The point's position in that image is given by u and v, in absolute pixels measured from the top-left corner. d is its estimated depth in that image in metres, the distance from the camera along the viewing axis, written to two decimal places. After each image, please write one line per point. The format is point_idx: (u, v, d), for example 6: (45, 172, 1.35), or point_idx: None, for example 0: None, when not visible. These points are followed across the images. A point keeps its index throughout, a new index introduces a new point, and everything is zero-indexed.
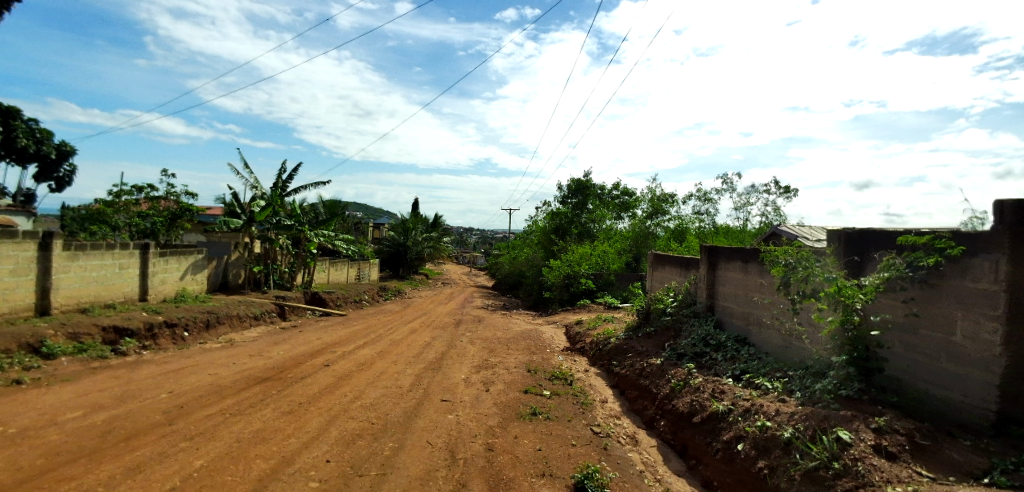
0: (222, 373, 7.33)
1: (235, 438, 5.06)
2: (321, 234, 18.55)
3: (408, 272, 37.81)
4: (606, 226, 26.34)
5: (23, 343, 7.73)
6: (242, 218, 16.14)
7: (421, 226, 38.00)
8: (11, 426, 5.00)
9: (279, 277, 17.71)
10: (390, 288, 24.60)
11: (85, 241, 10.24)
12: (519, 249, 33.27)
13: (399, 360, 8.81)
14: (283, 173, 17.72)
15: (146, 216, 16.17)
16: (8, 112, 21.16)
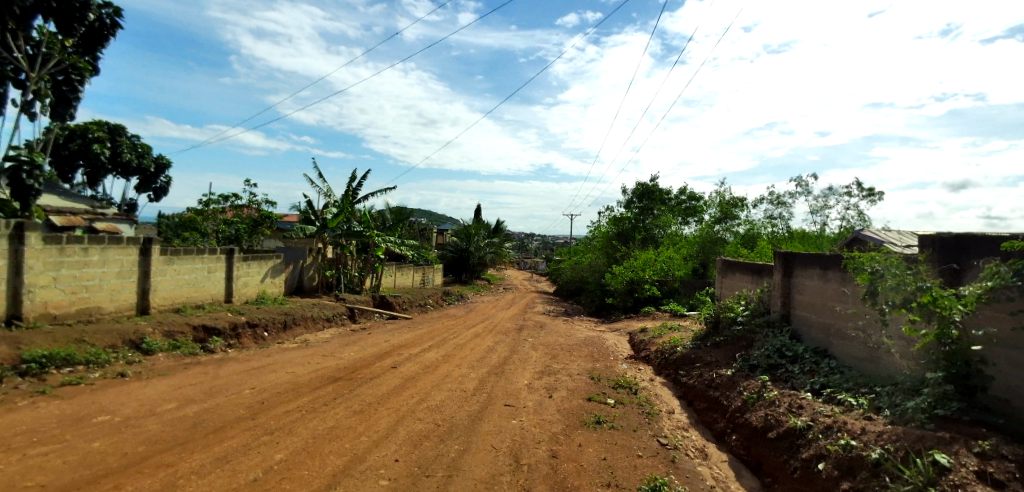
0: (298, 372, 7.70)
1: (310, 434, 5.27)
2: (389, 240, 19.20)
3: (470, 278, 38.50)
4: (670, 231, 25.72)
5: (127, 340, 8.48)
6: (316, 225, 17.01)
7: (483, 232, 38.56)
8: (117, 415, 5.48)
9: (349, 281, 18.47)
10: (453, 293, 25.08)
11: (179, 247, 11.12)
12: (580, 255, 33.03)
13: (463, 364, 8.91)
14: (353, 181, 18.45)
15: (231, 223, 17.39)
16: (115, 130, 23.61)
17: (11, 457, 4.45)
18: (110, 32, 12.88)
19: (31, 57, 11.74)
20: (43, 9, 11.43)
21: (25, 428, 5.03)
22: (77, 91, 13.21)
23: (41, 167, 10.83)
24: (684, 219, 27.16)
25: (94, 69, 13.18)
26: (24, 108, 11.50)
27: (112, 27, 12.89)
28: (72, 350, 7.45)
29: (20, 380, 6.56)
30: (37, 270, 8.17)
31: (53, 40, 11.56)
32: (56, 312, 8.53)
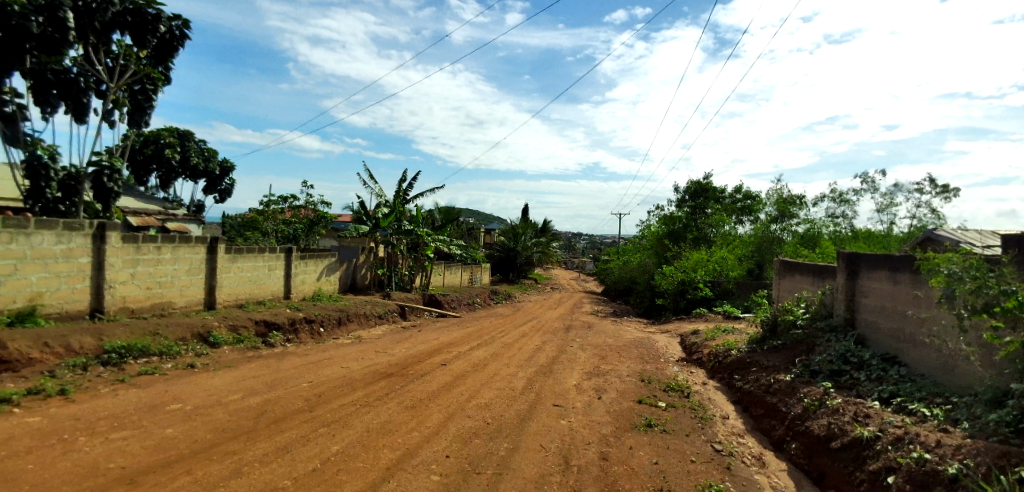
0: (353, 367, 7.93)
1: (364, 427, 5.41)
2: (438, 239, 19.54)
3: (517, 277, 38.71)
4: (724, 231, 24.71)
5: (195, 333, 8.99)
6: (369, 225, 17.50)
7: (531, 232, 38.72)
8: (188, 404, 5.81)
9: (399, 279, 18.89)
10: (501, 292, 25.26)
11: (242, 245, 11.69)
12: (629, 255, 32.55)
13: (511, 362, 8.93)
14: (403, 182, 18.86)
15: (289, 223, 18.16)
16: (185, 135, 25.12)
17: (97, 439, 4.81)
18: (179, 42, 13.50)
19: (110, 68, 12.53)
20: (118, 23, 12.12)
21: (108, 413, 5.42)
22: (152, 100, 14.00)
23: (120, 171, 11.62)
24: (738, 218, 26.19)
25: (166, 78, 13.89)
26: (106, 116, 12.32)
27: (181, 38, 13.41)
28: (148, 341, 7.97)
29: (103, 368, 7.08)
30: (118, 267, 8.78)
31: (129, 52, 12.37)
32: (134, 306, 9.14)
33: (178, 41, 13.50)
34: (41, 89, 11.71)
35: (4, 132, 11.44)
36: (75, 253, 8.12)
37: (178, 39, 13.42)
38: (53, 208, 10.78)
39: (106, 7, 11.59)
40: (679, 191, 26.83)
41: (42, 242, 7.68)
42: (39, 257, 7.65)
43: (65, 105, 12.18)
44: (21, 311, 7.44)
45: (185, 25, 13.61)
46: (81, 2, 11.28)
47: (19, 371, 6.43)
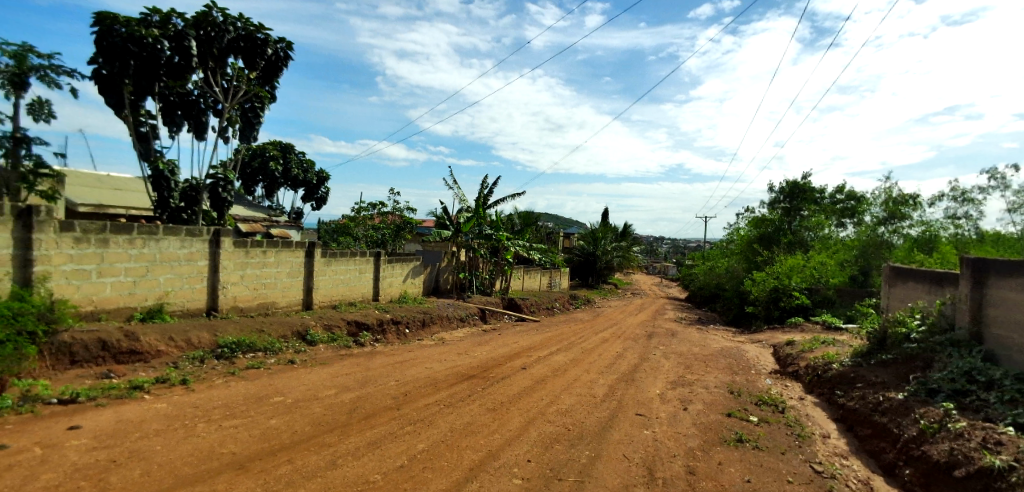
0: (437, 368, 8.17)
1: (448, 427, 5.54)
2: (518, 243, 19.79)
3: (597, 282, 38.25)
4: (824, 235, 22.92)
5: (295, 331, 9.68)
6: (451, 229, 18.04)
7: (610, 235, 38.19)
8: (289, 397, 6.25)
9: (480, 283, 19.27)
10: (580, 297, 25.06)
11: (337, 249, 12.47)
12: (715, 259, 31.16)
13: (591, 369, 8.81)
14: (484, 187, 19.27)
15: (378, 228, 19.15)
16: (286, 148, 27.17)
17: (213, 426, 5.30)
18: (283, 62, 14.53)
19: (226, 90, 13.85)
20: (233, 48, 13.32)
21: (221, 402, 5.97)
22: (260, 116, 15.32)
23: (231, 181, 12.80)
24: (839, 220, 24.23)
25: (272, 96, 15.07)
26: (221, 133, 13.62)
27: (286, 59, 14.38)
28: (254, 338, 8.68)
29: (216, 361, 7.80)
30: (230, 269, 9.67)
31: (241, 74, 13.55)
32: (243, 305, 10.03)
33: (283, 65, 14.58)
34: (168, 110, 13.32)
35: (139, 149, 13.01)
36: (195, 256, 9.06)
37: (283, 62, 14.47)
38: (177, 216, 12.02)
39: (222, 35, 12.79)
40: (772, 192, 25.41)
41: (169, 246, 8.61)
42: (167, 259, 8.59)
43: (188, 124, 13.67)
44: (151, 308, 8.39)
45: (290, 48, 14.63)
46: (202, 32, 12.54)
47: (149, 362, 7.25)
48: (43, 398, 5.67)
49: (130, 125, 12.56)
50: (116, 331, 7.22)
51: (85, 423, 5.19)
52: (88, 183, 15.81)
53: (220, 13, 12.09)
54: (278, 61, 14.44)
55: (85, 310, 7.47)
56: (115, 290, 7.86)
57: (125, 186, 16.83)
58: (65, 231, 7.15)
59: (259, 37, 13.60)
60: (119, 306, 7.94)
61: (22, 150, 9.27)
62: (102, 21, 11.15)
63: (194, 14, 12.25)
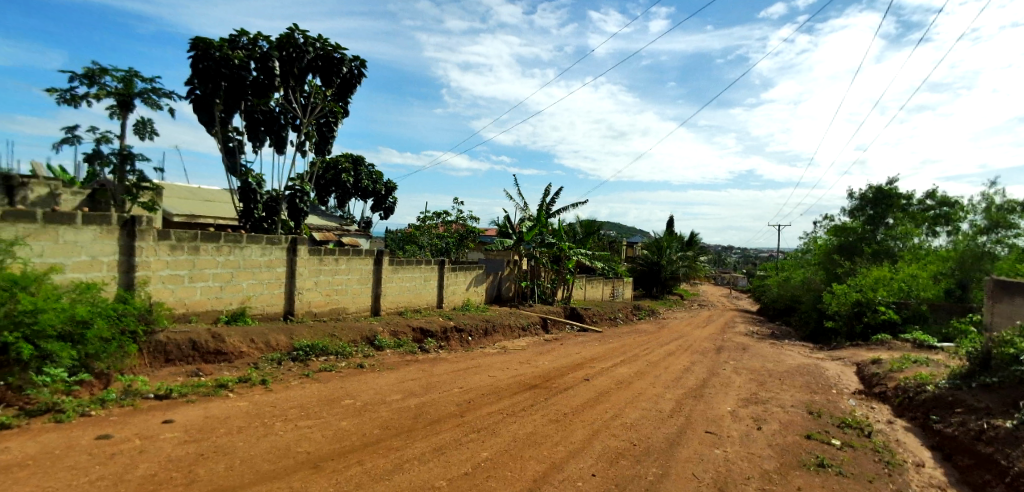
0: (500, 377, 8.20)
1: (512, 437, 5.51)
2: (580, 252, 19.61)
3: (661, 292, 37.32)
4: (914, 245, 21.39)
5: (364, 337, 10.04)
6: (513, 238, 18.18)
7: (676, 245, 37.23)
8: (360, 400, 6.47)
9: (542, 292, 19.37)
10: (644, 307, 24.51)
11: (403, 257, 12.85)
12: (790, 270, 29.55)
13: (657, 382, 8.54)
14: (546, 196, 19.30)
15: (442, 237, 19.63)
16: (357, 161, 28.23)
17: (289, 425, 5.56)
18: (357, 80, 15.21)
19: (304, 107, 14.65)
20: (312, 67, 14.09)
21: (298, 403, 6.26)
22: (334, 131, 16.05)
23: (308, 193, 13.50)
24: (932, 228, 22.21)
25: (346, 112, 15.79)
26: (299, 147, 14.40)
27: (359, 77, 15.03)
28: (327, 342, 9.09)
29: (292, 363, 8.24)
30: (306, 275, 10.20)
31: (319, 91, 14.26)
32: (316, 310, 10.53)
33: (357, 82, 15.23)
34: (253, 126, 14.24)
35: (227, 163, 13.98)
36: (275, 263, 9.63)
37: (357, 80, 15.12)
38: (259, 225, 12.88)
39: (303, 55, 13.56)
40: (854, 198, 23.85)
41: (252, 254, 9.19)
42: (250, 266, 9.16)
43: (269, 139, 14.53)
44: (235, 311, 8.97)
45: (363, 66, 15.30)
46: (285, 53, 13.38)
47: (233, 362, 7.74)
48: (142, 393, 6.18)
49: (219, 141, 13.51)
50: (205, 333, 7.75)
51: (176, 418, 5.60)
52: (181, 195, 17.21)
53: (302, 35, 12.85)
54: (353, 80, 15.11)
55: (178, 312, 8.10)
56: (204, 294, 8.46)
57: (211, 197, 18.23)
58: (162, 239, 7.79)
59: (336, 56, 14.36)
60: (207, 309, 8.54)
61: (128, 165, 10.26)
62: (197, 45, 12.14)
63: (278, 37, 13.10)
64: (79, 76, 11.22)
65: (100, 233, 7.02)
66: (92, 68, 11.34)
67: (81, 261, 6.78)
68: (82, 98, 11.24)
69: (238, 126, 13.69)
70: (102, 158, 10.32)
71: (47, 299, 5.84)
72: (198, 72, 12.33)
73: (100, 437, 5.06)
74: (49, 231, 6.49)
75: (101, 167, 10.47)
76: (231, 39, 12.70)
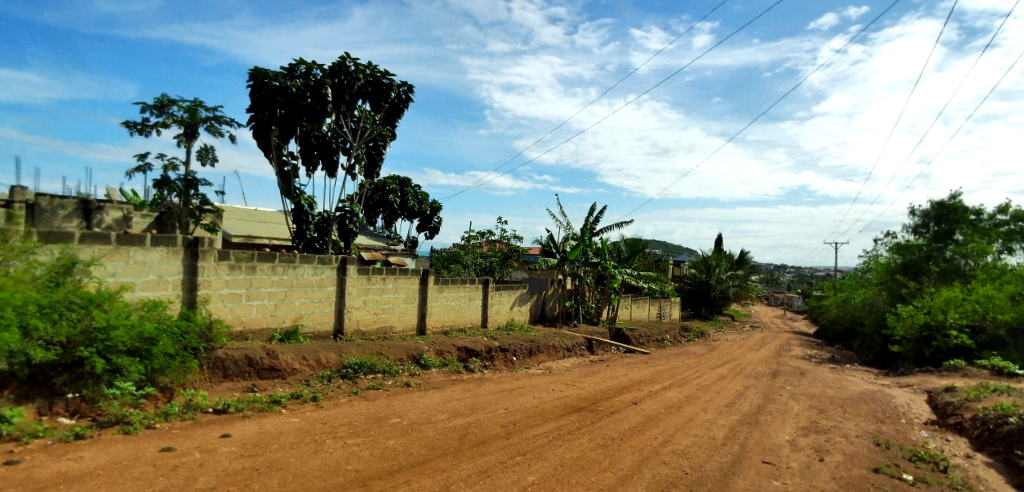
0: (545, 398, 8.11)
1: (558, 461, 5.41)
2: (626, 272, 19.37)
3: (711, 313, 36.34)
4: (988, 264, 19.71)
5: (410, 356, 10.16)
6: (557, 257, 18.25)
7: (725, 263, 36.31)
8: (407, 419, 6.54)
9: (586, 312, 19.21)
10: (693, 328, 23.84)
11: (449, 276, 13.02)
12: (849, 290, 28.11)
13: (708, 407, 8.23)
14: (591, 214, 19.35)
15: (486, 256, 19.79)
16: (404, 182, 28.85)
17: (339, 443, 5.66)
18: (405, 104, 15.69)
19: (354, 131, 15.12)
20: (362, 93, 14.66)
21: (347, 420, 6.37)
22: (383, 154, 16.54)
23: (357, 213, 13.92)
24: (1008, 245, 20.67)
25: (394, 135, 16.17)
26: (349, 170, 14.90)
27: (407, 101, 15.50)
28: (375, 360, 9.25)
29: (341, 381, 8.42)
30: (355, 294, 10.46)
31: (369, 116, 14.77)
32: (364, 328, 10.76)
33: (405, 107, 15.71)
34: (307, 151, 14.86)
35: (282, 186, 14.61)
36: (325, 282, 9.93)
37: (405, 105, 15.61)
38: (312, 245, 13.32)
39: (354, 82, 14.15)
40: (918, 214, 22.61)
41: (304, 273, 9.52)
42: (302, 285, 9.47)
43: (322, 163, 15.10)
44: (288, 329, 9.27)
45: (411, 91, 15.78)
46: (337, 80, 13.99)
47: (285, 379, 7.98)
48: (202, 407, 6.45)
49: (275, 166, 14.13)
50: (260, 349, 8.03)
51: (234, 433, 5.79)
52: (238, 216, 18.10)
53: (354, 63, 13.41)
54: (401, 104, 15.58)
55: (236, 329, 8.45)
56: (259, 312, 8.79)
57: (267, 218, 19.11)
58: (222, 260, 8.17)
59: (384, 82, 14.94)
60: (262, 326, 8.86)
61: (193, 190, 10.95)
62: (257, 75, 12.88)
63: (332, 65, 13.73)
64: (150, 107, 12.04)
65: (167, 253, 7.48)
66: (163, 99, 12.16)
67: (149, 280, 7.24)
68: (153, 127, 12.04)
69: (293, 151, 14.30)
70: (169, 184, 11.04)
71: (118, 316, 6.25)
72: (257, 101, 13.07)
73: (163, 449, 5.29)
74: (121, 252, 6.99)
75: (168, 192, 11.15)
76: (288, 69, 13.41)
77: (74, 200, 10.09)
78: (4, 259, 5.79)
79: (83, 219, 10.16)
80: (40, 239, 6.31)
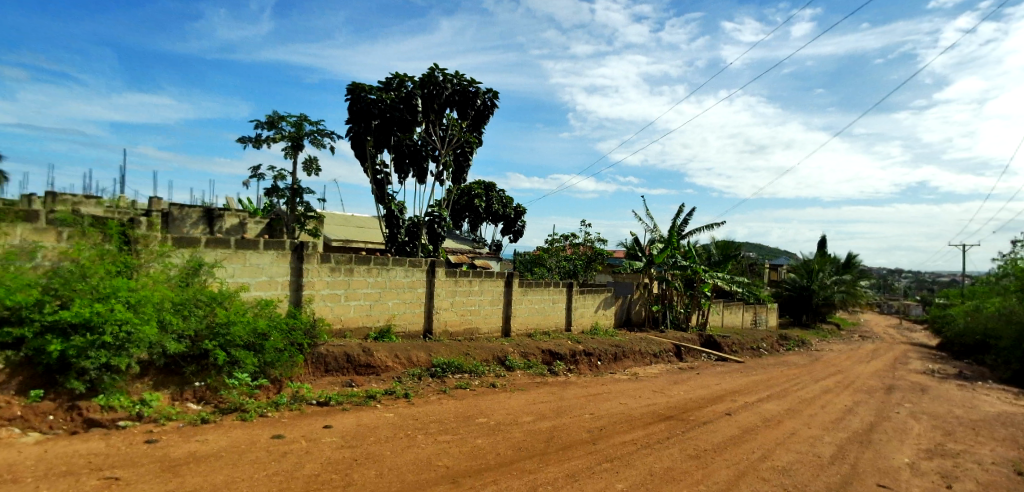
0: (632, 404, 7.95)
1: (648, 470, 5.26)
2: (717, 276, 18.78)
3: (813, 321, 33.81)
4: None
5: (496, 357, 10.35)
6: (644, 261, 17.89)
7: (829, 268, 33.92)
8: (493, 419, 6.65)
9: (675, 317, 18.71)
10: (792, 336, 22.27)
11: (532, 279, 13.13)
12: (981, 299, 24.97)
13: (812, 422, 7.66)
14: (679, 216, 18.80)
15: (570, 259, 19.77)
16: (490, 187, 29.14)
17: (430, 438, 5.88)
18: (490, 110, 15.99)
19: (442, 139, 15.57)
20: (450, 102, 15.16)
21: (436, 418, 6.59)
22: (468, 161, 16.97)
23: (445, 218, 14.44)
24: None
25: (480, 142, 16.40)
26: (437, 177, 15.45)
27: (492, 107, 15.80)
28: (462, 360, 9.53)
29: (431, 379, 8.77)
30: (443, 296, 10.85)
31: (456, 123, 15.24)
32: (452, 329, 11.12)
33: (491, 113, 16.02)
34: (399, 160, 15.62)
35: (376, 194, 15.46)
36: (415, 284, 10.37)
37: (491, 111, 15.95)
38: (403, 248, 14.03)
39: (442, 91, 14.69)
40: None
41: (396, 275, 10.00)
42: (395, 286, 9.96)
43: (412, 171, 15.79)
44: (382, 328, 9.79)
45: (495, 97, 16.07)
46: (426, 90, 14.60)
47: (380, 375, 8.43)
48: (307, 399, 6.97)
49: (369, 174, 14.99)
50: (357, 347, 8.54)
51: (335, 424, 6.21)
52: (335, 221, 19.41)
53: (441, 73, 13.92)
54: (487, 111, 15.91)
55: (336, 327, 9.06)
56: (356, 311, 9.35)
57: (361, 223, 20.36)
58: (324, 262, 8.79)
59: (471, 90, 15.33)
60: (359, 325, 9.42)
61: (298, 198, 11.90)
62: (354, 90, 13.78)
63: (421, 76, 14.36)
64: (261, 123, 13.19)
65: (277, 257, 8.21)
66: (273, 115, 13.26)
67: (262, 281, 7.97)
68: (265, 141, 13.19)
69: (386, 160, 15.09)
70: (278, 192, 12.06)
71: (237, 313, 6.97)
72: (354, 113, 13.96)
73: (275, 435, 5.78)
74: (239, 255, 7.75)
75: (276, 199, 12.19)
76: (383, 82, 14.18)
77: (199, 209, 11.34)
78: (145, 262, 6.68)
79: (207, 225, 11.34)
80: (174, 243, 7.15)
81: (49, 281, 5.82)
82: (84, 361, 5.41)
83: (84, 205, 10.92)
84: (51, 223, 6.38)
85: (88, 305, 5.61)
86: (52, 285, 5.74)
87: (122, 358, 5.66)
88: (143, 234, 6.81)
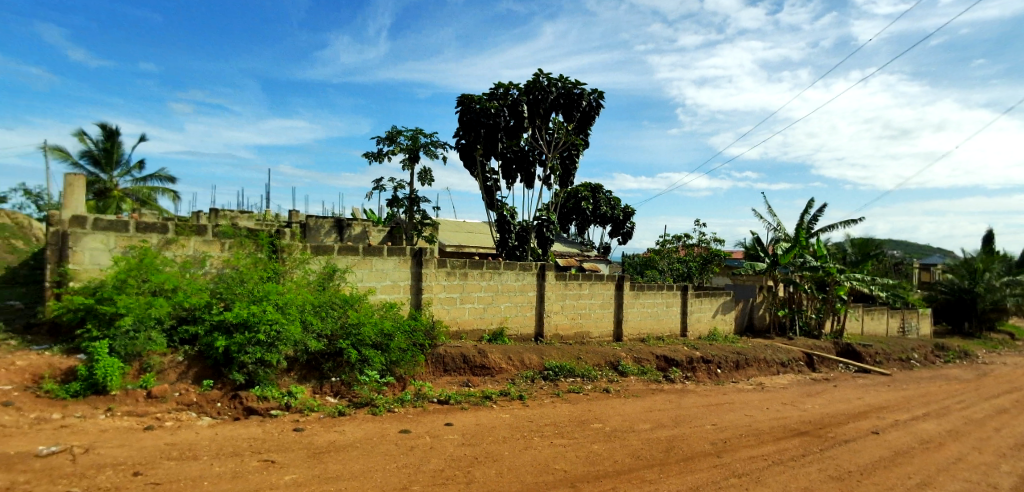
0: (759, 417, 7.45)
1: (782, 489, 4.91)
2: (855, 278, 16.96)
3: (978, 329, 29.24)
4: None
5: (609, 361, 10.25)
6: (767, 262, 16.71)
7: (999, 267, 29.26)
8: (609, 425, 6.60)
9: (805, 323, 17.29)
10: (952, 347, 19.40)
11: (645, 283, 12.81)
12: None
13: (983, 447, 6.65)
14: (806, 212, 17.33)
15: (684, 261, 18.99)
16: (597, 190, 28.81)
17: (546, 441, 5.97)
18: (596, 111, 15.76)
19: (548, 143, 15.70)
20: (555, 105, 15.22)
21: (550, 421, 6.68)
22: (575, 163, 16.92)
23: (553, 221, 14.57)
24: None
25: (586, 143, 16.24)
26: (545, 181, 15.62)
27: (598, 107, 15.59)
28: (574, 364, 9.59)
29: (544, 382, 8.94)
30: (553, 300, 10.95)
31: (562, 126, 15.27)
32: (562, 333, 11.19)
33: (597, 114, 15.83)
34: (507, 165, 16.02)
35: (486, 200, 15.98)
36: (525, 287, 10.56)
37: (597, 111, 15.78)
38: (512, 253, 14.34)
39: (547, 96, 14.82)
40: None
41: (507, 279, 10.27)
42: (507, 290, 10.25)
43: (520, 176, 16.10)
44: (496, 330, 10.10)
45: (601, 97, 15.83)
46: (532, 96, 14.83)
47: (495, 377, 8.73)
48: (429, 397, 7.39)
49: (479, 181, 15.55)
50: (472, 349, 8.90)
51: (455, 422, 6.53)
52: (445, 226, 20.37)
53: (547, 78, 14.04)
54: (593, 111, 15.71)
55: (453, 329, 9.53)
56: (471, 314, 9.76)
57: (469, 228, 21.15)
58: (441, 267, 9.27)
59: (575, 92, 15.27)
60: (473, 327, 9.81)
61: (416, 206, 12.67)
62: (463, 102, 14.39)
63: (527, 83, 14.61)
64: (381, 138, 14.18)
65: (399, 263, 8.82)
66: (391, 130, 14.20)
67: (388, 285, 8.62)
68: (385, 155, 14.16)
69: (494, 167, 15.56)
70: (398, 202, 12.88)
71: (366, 315, 7.61)
72: (464, 124, 14.58)
73: (402, 430, 6.21)
74: (367, 261, 8.44)
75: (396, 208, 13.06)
76: (489, 92, 14.66)
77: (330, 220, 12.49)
78: (290, 268, 7.58)
79: (338, 234, 12.46)
80: (313, 252, 7.94)
81: (215, 286, 6.84)
82: (244, 356, 6.22)
83: (240, 219, 12.53)
84: (216, 235, 7.37)
85: (246, 306, 6.47)
86: (218, 290, 6.75)
87: (273, 354, 6.40)
88: (287, 244, 7.71)
